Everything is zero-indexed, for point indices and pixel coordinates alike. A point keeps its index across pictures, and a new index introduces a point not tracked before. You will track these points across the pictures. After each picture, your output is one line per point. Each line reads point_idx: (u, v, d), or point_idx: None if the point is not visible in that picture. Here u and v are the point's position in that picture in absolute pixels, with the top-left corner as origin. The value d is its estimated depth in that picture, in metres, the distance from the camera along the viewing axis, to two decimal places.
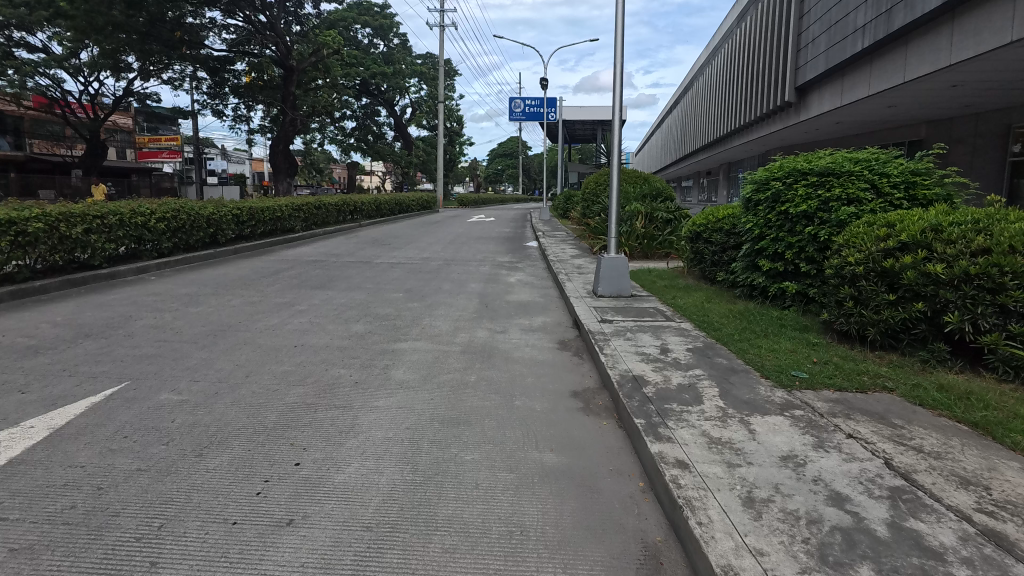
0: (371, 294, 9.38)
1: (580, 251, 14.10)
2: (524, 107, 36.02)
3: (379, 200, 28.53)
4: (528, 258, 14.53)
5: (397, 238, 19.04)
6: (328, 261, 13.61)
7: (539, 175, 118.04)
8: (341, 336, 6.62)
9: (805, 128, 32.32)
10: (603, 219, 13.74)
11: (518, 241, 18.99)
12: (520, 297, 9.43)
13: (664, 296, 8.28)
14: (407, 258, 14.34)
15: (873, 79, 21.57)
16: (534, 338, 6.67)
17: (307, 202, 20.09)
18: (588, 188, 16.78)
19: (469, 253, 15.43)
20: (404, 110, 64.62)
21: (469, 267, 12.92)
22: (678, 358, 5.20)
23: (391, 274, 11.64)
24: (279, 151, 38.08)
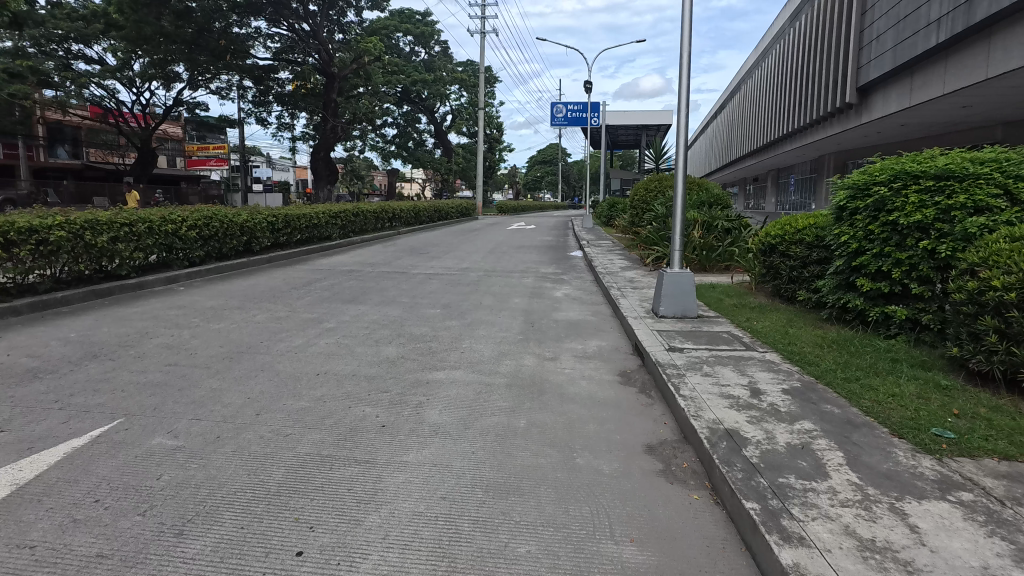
0: (405, 309, 8.63)
1: (630, 263, 13.10)
2: (566, 112, 35.29)
3: (418, 207, 28.08)
4: (573, 269, 13.60)
5: (435, 247, 18.40)
6: (363, 271, 12.98)
7: (578, 183, 116.87)
8: (369, 362, 5.84)
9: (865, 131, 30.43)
10: (655, 229, 12.71)
11: (560, 250, 18.10)
12: (568, 314, 8.50)
13: (736, 317, 7.23)
14: (445, 268, 13.60)
15: (949, 77, 19.88)
16: (590, 368, 5.74)
17: (345, 209, 19.65)
18: (638, 195, 15.78)
19: (510, 263, 14.61)
20: (445, 117, 64.74)
21: (511, 278, 12.08)
22: (776, 405, 4.18)
23: (427, 286, 10.90)
24: (320, 158, 38.12)
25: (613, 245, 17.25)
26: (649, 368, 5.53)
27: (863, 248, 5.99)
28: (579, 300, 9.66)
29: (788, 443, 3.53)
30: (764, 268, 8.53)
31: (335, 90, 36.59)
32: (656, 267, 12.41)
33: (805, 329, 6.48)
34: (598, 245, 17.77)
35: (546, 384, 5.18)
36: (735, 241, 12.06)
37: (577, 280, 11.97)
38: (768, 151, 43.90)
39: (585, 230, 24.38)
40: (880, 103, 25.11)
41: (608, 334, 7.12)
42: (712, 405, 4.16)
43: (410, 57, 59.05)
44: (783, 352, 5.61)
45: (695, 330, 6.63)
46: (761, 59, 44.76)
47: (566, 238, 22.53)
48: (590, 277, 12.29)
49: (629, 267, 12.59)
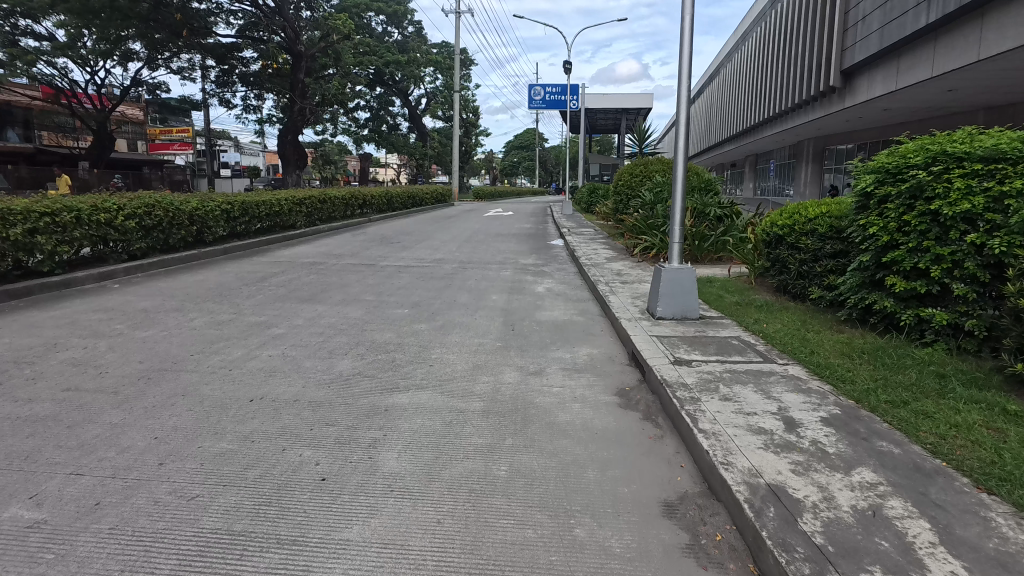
0: (370, 309, 7.65)
1: (616, 253, 12.25)
2: (544, 94, 34.11)
3: (391, 194, 26.84)
4: (555, 260, 12.69)
5: (408, 236, 17.35)
6: (327, 263, 11.92)
7: (555, 168, 115.66)
8: (319, 380, 4.86)
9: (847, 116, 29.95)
10: (643, 217, 11.85)
11: (540, 239, 17.17)
12: (552, 314, 7.61)
13: (743, 319, 6.39)
14: (417, 259, 12.59)
15: (938, 59, 19.32)
16: (583, 385, 4.84)
17: (311, 195, 18.43)
18: (622, 180, 14.90)
19: (487, 253, 13.66)
20: (419, 100, 63.12)
21: (488, 271, 11.14)
22: (822, 444, 3.33)
23: (396, 281, 9.92)
24: (287, 142, 36.30)
25: (596, 233, 16.36)
26: (652, 386, 4.66)
27: (895, 241, 5.19)
28: (564, 296, 8.76)
29: (854, 507, 2.69)
30: (767, 261, 7.70)
31: (302, 70, 34.82)
32: (644, 258, 11.54)
33: (825, 334, 5.67)
34: (579, 233, 16.87)
35: (531, 409, 4.28)
36: (728, 230, 11.23)
37: (560, 272, 11.07)
38: (748, 136, 43.37)
39: (565, 217, 23.49)
40: (865, 87, 24.53)
41: (599, 339, 6.25)
42: (741, 445, 3.29)
43: (383, 37, 57.05)
44: (808, 364, 4.78)
45: (700, 335, 5.78)
46: (740, 43, 44.07)
47: (546, 226, 21.59)
48: (574, 269, 11.41)
49: (615, 257, 11.72)
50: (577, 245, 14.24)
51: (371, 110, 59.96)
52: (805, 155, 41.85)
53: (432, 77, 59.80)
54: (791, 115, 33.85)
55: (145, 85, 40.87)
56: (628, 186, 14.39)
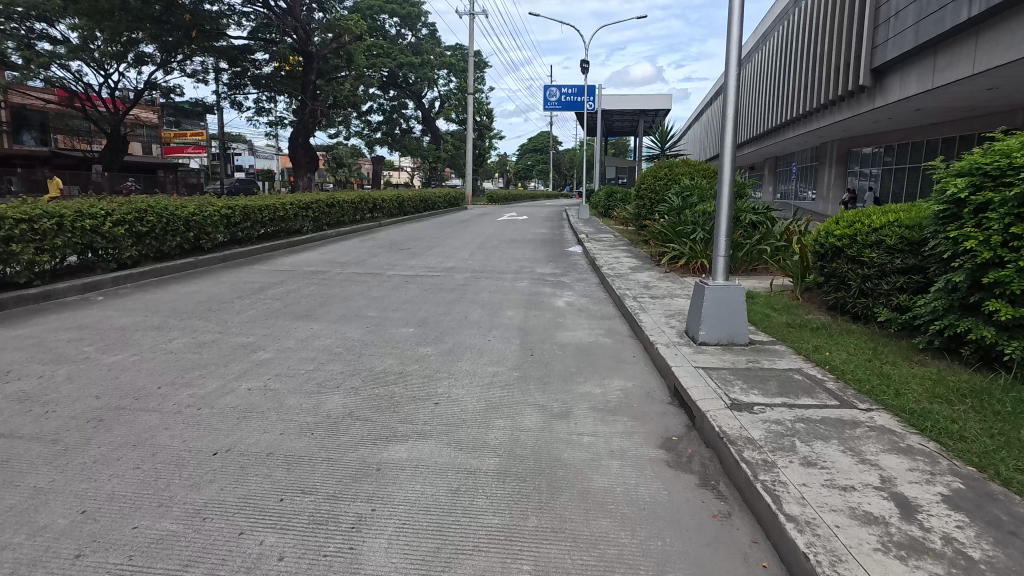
0: (371, 327, 6.86)
1: (640, 261, 11.39)
2: (559, 95, 33.33)
3: (403, 197, 26.12)
4: (574, 269, 11.83)
5: (419, 242, 16.58)
6: (331, 272, 11.19)
7: (569, 171, 115.07)
8: (302, 424, 4.06)
9: (876, 117, 28.77)
10: (670, 223, 10.96)
11: (557, 245, 16.31)
12: (576, 333, 6.75)
13: (802, 345, 5.51)
14: (427, 268, 11.80)
15: (981, 55, 18.21)
16: (619, 433, 3.98)
17: (319, 200, 17.75)
18: (645, 183, 14.01)
19: (502, 261, 12.84)
20: (433, 103, 62.77)
21: (503, 281, 10.32)
22: (958, 544, 2.46)
23: (404, 293, 9.14)
24: (298, 144, 35.61)
25: (617, 240, 15.46)
26: (707, 438, 3.79)
27: (999, 259, 4.30)
28: (587, 312, 7.91)
29: None
30: (820, 276, 6.79)
31: (313, 71, 34.30)
32: (672, 267, 10.64)
33: (906, 367, 4.78)
34: (598, 240, 15.99)
35: (558, 471, 3.43)
36: (765, 238, 10.28)
37: (580, 284, 10.21)
38: (769, 138, 42.18)
39: (581, 222, 22.65)
40: (897, 86, 23.42)
41: (632, 368, 5.38)
42: (850, 546, 2.43)
43: (396, 40, 56.63)
44: (899, 411, 3.88)
45: (755, 367, 4.88)
46: (761, 43, 42.92)
47: (562, 231, 20.71)
48: (596, 280, 10.54)
49: (640, 268, 10.82)
50: (596, 253, 13.37)
51: (384, 113, 59.52)
52: (829, 158, 40.56)
53: (445, 80, 59.44)
54: (816, 116, 32.66)
55: (158, 88, 40.71)
56: (653, 190, 13.49)
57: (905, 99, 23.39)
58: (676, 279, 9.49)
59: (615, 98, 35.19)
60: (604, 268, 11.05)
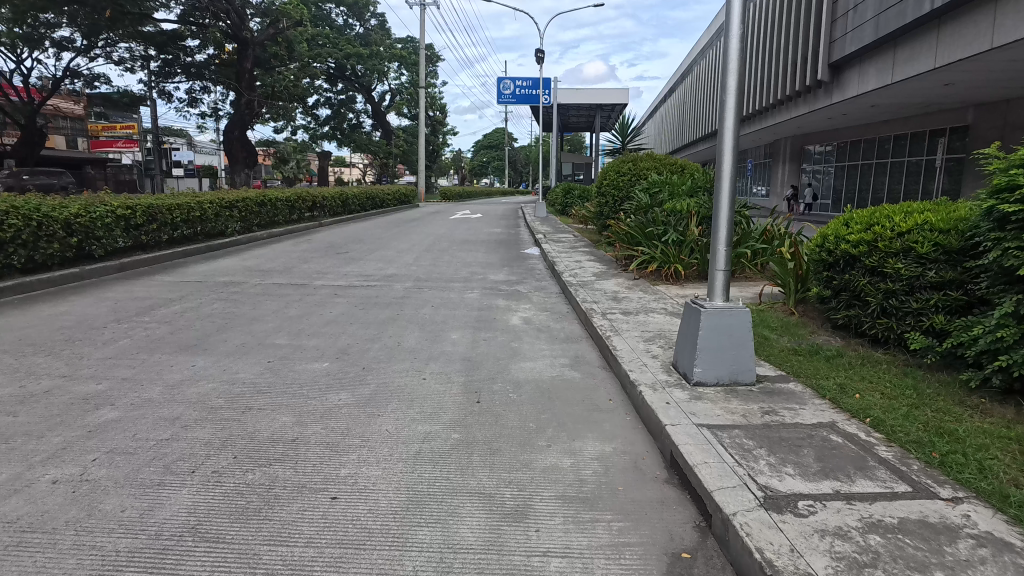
0: (274, 363, 5.31)
1: (605, 266, 10.16)
2: (514, 88, 31.99)
3: (347, 194, 24.23)
4: (532, 276, 10.47)
5: (360, 244, 14.93)
6: (248, 282, 9.50)
7: (525, 168, 114.11)
8: (104, 558, 2.57)
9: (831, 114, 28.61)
10: (638, 222, 9.75)
11: (513, 247, 14.93)
12: (536, 365, 5.38)
13: (822, 383, 4.34)
14: (364, 276, 10.23)
15: (943, 48, 17.83)
16: (604, 551, 2.65)
17: (247, 198, 15.84)
18: (608, 179, 12.81)
19: (452, 267, 11.38)
20: (383, 96, 60.59)
21: (450, 293, 8.87)
22: None
23: (330, 309, 7.59)
24: (234, 137, 32.83)
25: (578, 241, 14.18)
26: (736, 557, 2.52)
27: None
28: (548, 333, 6.55)
29: None
30: (824, 288, 5.67)
31: (249, 58, 31.57)
32: (642, 273, 9.41)
33: (967, 418, 3.65)
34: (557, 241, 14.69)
35: None
36: (743, 241, 9.20)
37: (540, 295, 8.83)
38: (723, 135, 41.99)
39: (538, 221, 21.43)
40: (855, 81, 23.07)
41: (610, 422, 4.07)
42: None
43: (343, 30, 54.13)
44: (1004, 502, 2.69)
45: (774, 424, 3.62)
46: (716, 39, 42.64)
47: (518, 230, 19.35)
48: (557, 289, 9.21)
49: (607, 274, 9.54)
50: (556, 256, 12.06)
51: (332, 107, 56.84)
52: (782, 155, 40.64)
53: (396, 73, 57.39)
54: (770, 113, 32.47)
55: (79, 75, 37.38)
56: (616, 186, 12.33)
57: (863, 94, 23.09)
58: (649, 291, 8.24)
59: (571, 92, 33.90)
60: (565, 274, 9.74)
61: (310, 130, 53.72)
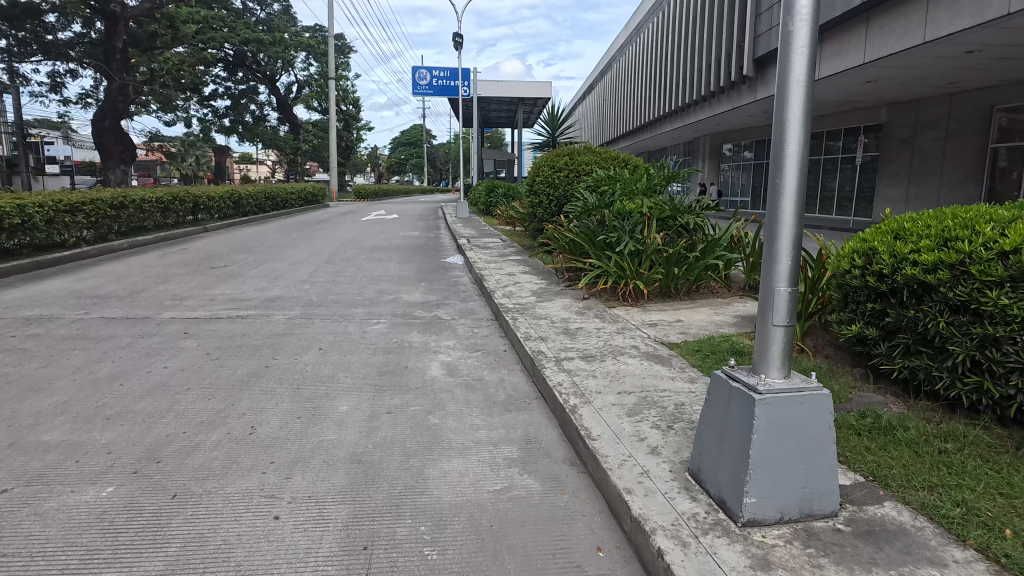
0: (11, 497, 3.03)
1: (545, 282, 8.33)
2: (431, 78, 29.60)
3: (240, 194, 21.09)
4: (456, 295, 8.49)
5: (246, 255, 12.33)
6: (64, 317, 6.90)
7: (445, 166, 111.73)
8: None
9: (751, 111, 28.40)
10: (586, 227, 7.92)
11: (432, 255, 12.85)
12: (467, 466, 3.41)
13: (929, 502, 2.69)
14: (237, 302, 7.85)
15: (872, 42, 17.42)
16: None
17: (99, 199, 12.70)
18: (541, 176, 10.99)
19: (355, 284, 9.18)
20: (289, 88, 56.31)
21: (348, 325, 6.73)
22: None
23: (167, 362, 5.27)
24: (103, 127, 27.48)
25: (507, 248, 12.32)
26: None
27: None
28: (482, 395, 4.57)
29: None
30: (864, 324, 4.08)
31: (120, 37, 26.55)
32: (593, 291, 7.55)
33: None
34: (484, 247, 12.76)
35: None
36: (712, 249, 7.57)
37: (466, 324, 6.85)
38: (642, 133, 41.62)
39: (460, 222, 19.49)
40: None
41: None
42: None
43: (241, 14, 49.62)
44: None
45: None
46: (634, 35, 42.10)
47: (439, 234, 17.27)
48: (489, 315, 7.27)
49: (548, 292, 7.71)
50: (482, 266, 10.14)
51: (231, 98, 51.95)
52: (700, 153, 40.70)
53: (304, 63, 53.44)
54: (691, 110, 32.00)
55: None
56: (552, 183, 10.61)
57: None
58: (605, 316, 6.49)
59: (492, 83, 31.84)
60: (498, 293, 7.83)
61: (206, 123, 48.79)
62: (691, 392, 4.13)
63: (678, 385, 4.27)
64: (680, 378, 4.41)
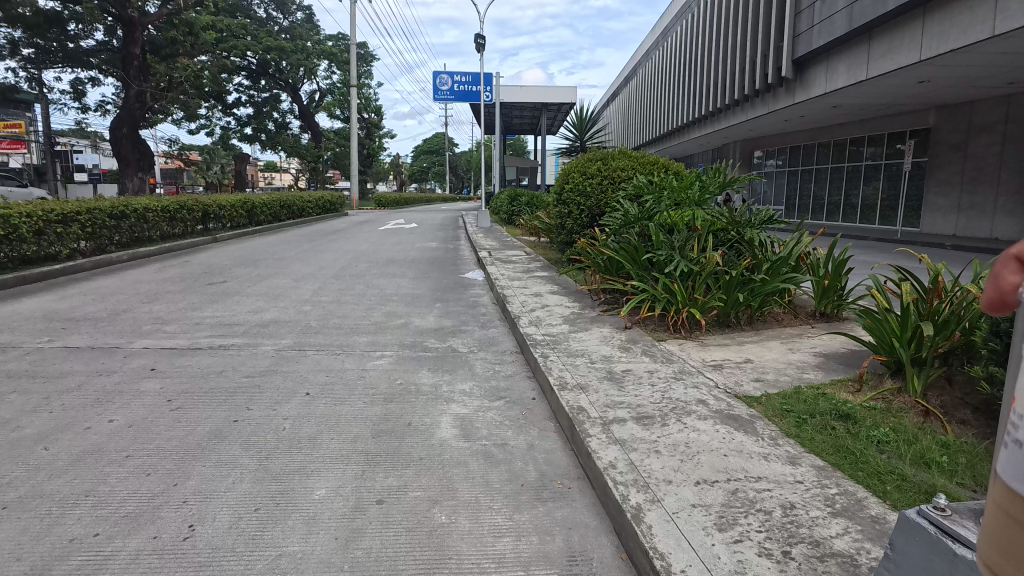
0: None
1: (577, 306, 7.20)
2: (453, 83, 28.73)
3: (254, 202, 20.36)
4: (475, 321, 7.39)
5: (249, 269, 11.43)
6: (22, 346, 5.98)
7: (466, 174, 111.42)
8: None
9: (786, 116, 26.95)
10: (628, 244, 6.77)
11: (450, 270, 11.81)
12: None
13: None
14: (224, 328, 6.86)
15: (929, 38, 16.00)
16: None
17: (96, 208, 11.89)
18: (570, 183, 9.88)
19: (362, 306, 8.15)
20: (311, 96, 56.20)
21: (346, 360, 5.67)
22: None
23: (114, 413, 4.25)
24: (121, 135, 26.89)
25: (532, 262, 11.22)
26: None
27: None
28: (505, 472, 3.45)
29: None
30: None
31: (139, 45, 26.22)
32: (637, 318, 6.37)
33: None
34: (506, 260, 11.67)
35: None
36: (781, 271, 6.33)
37: (486, 360, 5.74)
38: (668, 140, 40.30)
39: (480, 232, 18.47)
40: (822, 78, 21.26)
41: None
42: None
43: (265, 23, 49.66)
44: None
45: None
46: (660, 40, 40.88)
47: (458, 245, 16.26)
48: (513, 347, 6.16)
49: (582, 319, 6.57)
50: (504, 284, 9.04)
51: (253, 106, 51.91)
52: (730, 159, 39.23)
53: (326, 71, 53.29)
54: (721, 116, 30.65)
55: None
56: (584, 193, 9.51)
57: (830, 93, 21.30)
58: (654, 352, 5.33)
59: (514, 89, 30.85)
60: (523, 319, 6.71)
61: (228, 131, 48.75)
62: (796, 483, 2.96)
63: (774, 468, 3.10)
64: (774, 456, 3.24)
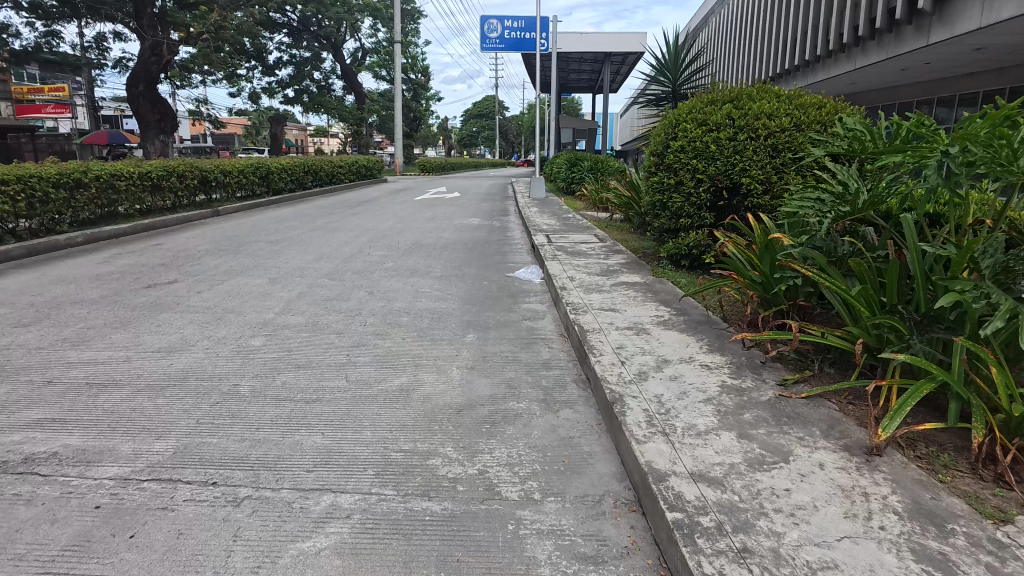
0: None
1: (725, 370, 3.78)
2: (503, 30, 24.89)
3: (270, 166, 17.45)
4: (533, 384, 4.09)
5: (224, 258, 8.48)
6: None
7: (517, 139, 107.02)
8: None
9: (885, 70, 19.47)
10: (859, 279, 3.31)
11: (494, 262, 8.50)
12: None
13: None
14: (85, 397, 3.83)
15: None
16: None
17: (32, 175, 9.05)
18: (679, 144, 6.29)
19: (346, 339, 4.97)
20: (354, 55, 53.11)
21: (242, 537, 2.46)
22: None
23: None
24: (139, 94, 24.06)
25: (614, 256, 7.77)
26: None
27: None
28: None
29: None
30: None
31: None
32: (894, 424, 3.03)
33: None
34: (575, 250, 8.23)
35: None
36: None
37: (565, 547, 2.43)
38: None
39: (532, 206, 15.07)
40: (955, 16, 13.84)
41: None
42: None
43: None
44: None
45: None
46: None
47: (507, 223, 12.89)
48: (623, 488, 2.83)
49: (759, 418, 3.17)
50: (578, 297, 5.68)
51: (294, 66, 49.18)
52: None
53: (371, 28, 49.98)
54: None
55: None
56: (709, 153, 6.04)
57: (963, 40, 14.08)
58: None
59: (573, 36, 26.63)
60: (632, 400, 3.37)
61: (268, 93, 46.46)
62: None
63: None
64: None
